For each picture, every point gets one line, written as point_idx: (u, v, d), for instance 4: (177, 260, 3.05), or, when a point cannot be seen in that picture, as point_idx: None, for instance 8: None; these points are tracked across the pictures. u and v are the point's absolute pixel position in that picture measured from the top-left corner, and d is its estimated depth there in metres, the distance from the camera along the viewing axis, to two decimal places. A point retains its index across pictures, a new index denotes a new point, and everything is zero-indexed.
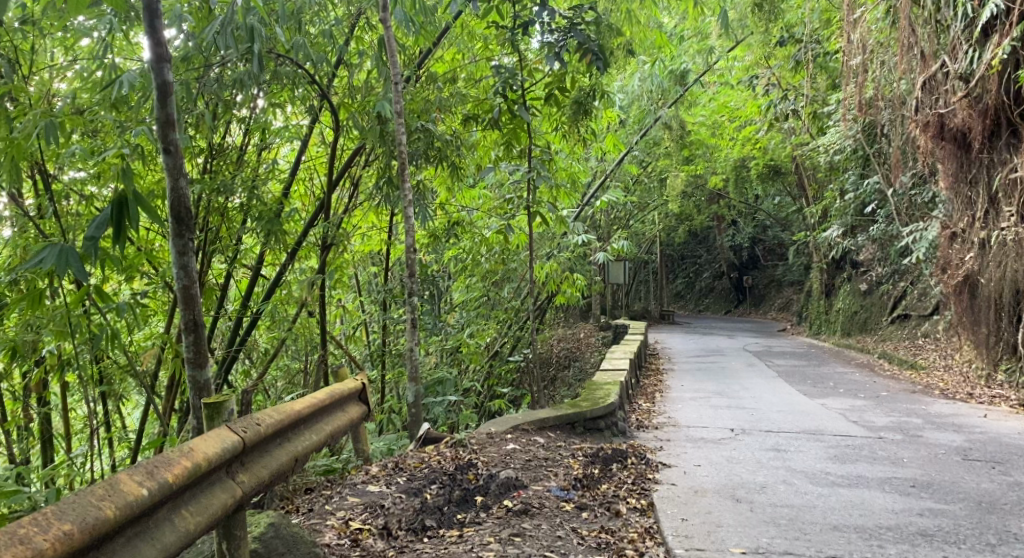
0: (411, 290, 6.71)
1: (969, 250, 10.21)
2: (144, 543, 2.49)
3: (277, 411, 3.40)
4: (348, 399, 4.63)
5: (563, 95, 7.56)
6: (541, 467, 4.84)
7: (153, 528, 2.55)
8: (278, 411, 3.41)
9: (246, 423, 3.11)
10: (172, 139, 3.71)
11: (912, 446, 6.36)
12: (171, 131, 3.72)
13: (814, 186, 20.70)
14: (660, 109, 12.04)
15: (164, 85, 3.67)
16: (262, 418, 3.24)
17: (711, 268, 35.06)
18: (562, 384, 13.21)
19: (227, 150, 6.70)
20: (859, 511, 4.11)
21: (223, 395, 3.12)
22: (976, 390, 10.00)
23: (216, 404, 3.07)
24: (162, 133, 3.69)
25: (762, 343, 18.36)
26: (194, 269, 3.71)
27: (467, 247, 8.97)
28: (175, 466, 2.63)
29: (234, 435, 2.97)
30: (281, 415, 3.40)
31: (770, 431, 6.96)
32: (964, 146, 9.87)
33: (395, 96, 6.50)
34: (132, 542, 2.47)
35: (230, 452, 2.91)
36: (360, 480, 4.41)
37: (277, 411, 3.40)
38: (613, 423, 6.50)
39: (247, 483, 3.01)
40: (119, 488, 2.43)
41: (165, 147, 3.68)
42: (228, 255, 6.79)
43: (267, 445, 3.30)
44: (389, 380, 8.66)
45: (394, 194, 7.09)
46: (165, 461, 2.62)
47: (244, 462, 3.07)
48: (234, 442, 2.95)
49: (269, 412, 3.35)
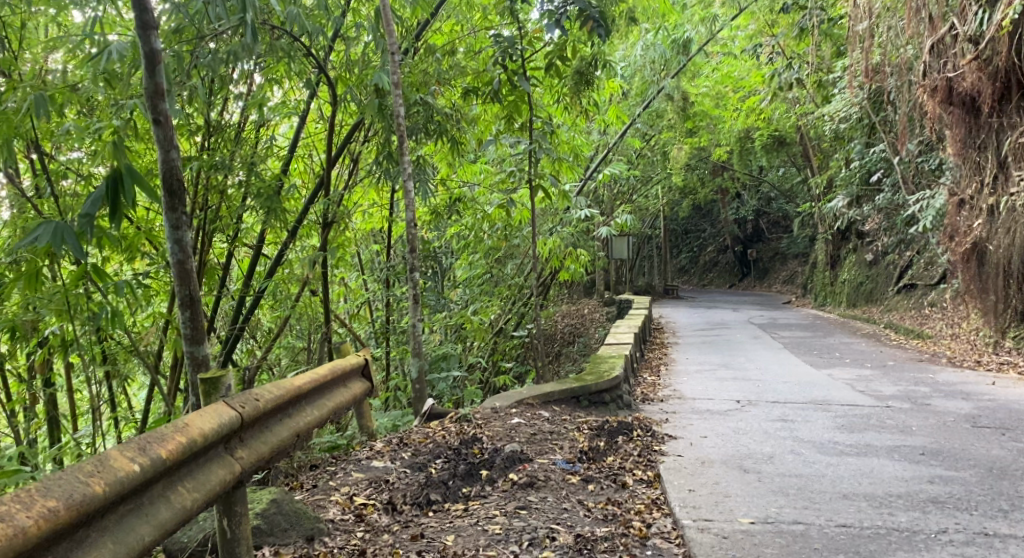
0: (412, 266, 6.67)
1: (977, 216, 10.11)
2: (138, 520, 2.46)
3: (278, 386, 3.35)
4: (351, 374, 4.58)
5: (564, 64, 7.46)
6: (546, 440, 4.80)
7: (147, 506, 2.51)
8: (278, 386, 3.36)
9: (245, 398, 3.06)
10: (162, 109, 3.62)
11: (920, 415, 6.31)
12: (160, 101, 3.62)
13: (819, 157, 20.52)
14: (663, 80, 11.88)
15: (152, 54, 3.59)
16: (261, 394, 3.19)
17: (715, 242, 34.92)
18: (567, 359, 13.18)
19: (225, 128, 6.59)
20: (870, 480, 4.06)
21: (220, 370, 3.07)
22: (983, 358, 9.97)
23: (213, 380, 3.02)
24: (151, 103, 3.60)
25: (767, 316, 18.29)
26: (189, 244, 3.63)
27: (469, 224, 8.91)
28: (168, 442, 2.57)
29: (231, 410, 2.92)
30: (283, 392, 3.36)
31: (776, 402, 6.91)
32: (973, 111, 9.71)
33: (393, 66, 6.40)
34: (124, 519, 2.43)
35: (227, 427, 2.86)
36: (364, 456, 4.38)
37: (278, 387, 3.35)
38: (619, 396, 6.46)
39: (246, 459, 2.96)
40: (110, 464, 2.39)
41: (155, 118, 3.60)
42: (229, 234, 6.71)
43: (267, 421, 3.25)
44: (393, 357, 8.62)
45: (394, 168, 7.00)
46: (158, 437, 2.57)
47: (244, 438, 3.02)
48: (232, 417, 2.90)
49: (270, 388, 3.30)
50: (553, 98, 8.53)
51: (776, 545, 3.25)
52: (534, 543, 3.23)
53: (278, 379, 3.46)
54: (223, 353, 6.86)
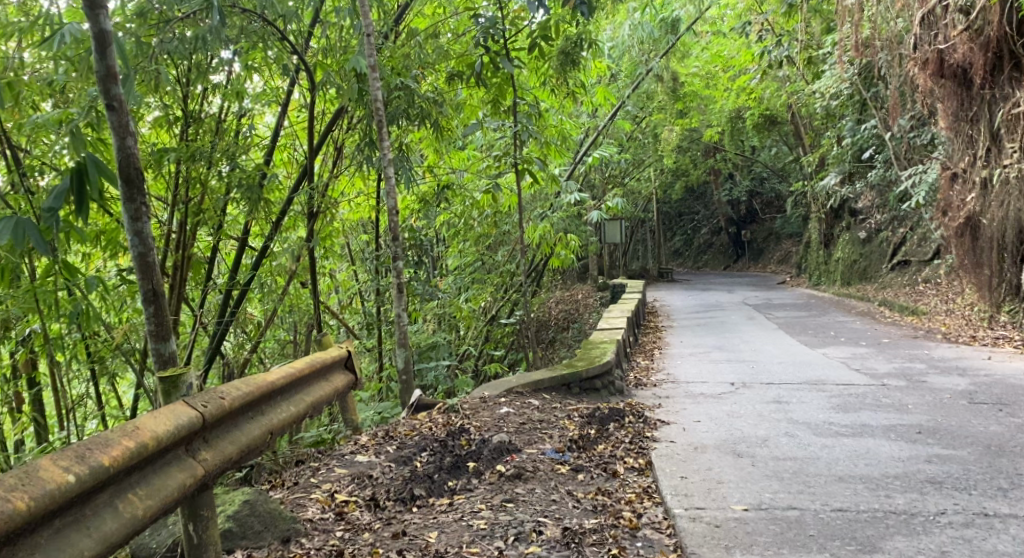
0: (397, 255, 6.52)
1: (971, 190, 10.02)
2: (78, 533, 2.33)
3: (247, 383, 3.24)
4: (333, 367, 4.46)
5: (548, 44, 7.30)
6: (535, 430, 4.69)
7: (90, 517, 2.38)
8: (248, 382, 3.24)
9: (208, 396, 2.94)
10: (115, 94, 3.47)
11: (916, 392, 6.22)
12: (113, 85, 3.48)
13: (811, 135, 20.38)
14: (652, 60, 11.71)
15: (102, 34, 3.46)
16: (228, 392, 3.07)
17: (709, 224, 34.80)
18: (562, 345, 13.08)
19: (203, 118, 6.43)
20: (865, 461, 3.96)
21: (183, 367, 2.95)
22: (978, 332, 9.88)
23: (173, 378, 2.87)
24: (104, 88, 3.45)
25: (761, 296, 18.22)
26: (150, 236, 3.50)
27: (459, 211, 8.75)
28: (113, 448, 2.44)
29: (191, 411, 2.80)
30: (253, 388, 3.24)
31: (771, 384, 6.81)
32: (966, 83, 9.60)
33: (369, 49, 6.23)
34: (62, 532, 2.30)
35: (186, 429, 2.74)
36: (348, 451, 4.28)
37: (247, 384, 3.23)
38: (611, 382, 6.34)
39: (209, 461, 2.84)
40: (40, 476, 2.24)
41: (108, 103, 3.46)
42: (213, 227, 6.52)
43: (236, 419, 3.14)
44: (384, 348, 8.50)
45: (376, 155, 6.86)
46: (102, 443, 2.43)
47: (207, 438, 2.91)
48: (191, 417, 2.77)
49: (239, 384, 3.19)
50: (539, 81, 8.38)
51: (770, 533, 3.14)
52: (520, 537, 3.12)
53: (250, 375, 3.34)
54: (210, 348, 6.71)
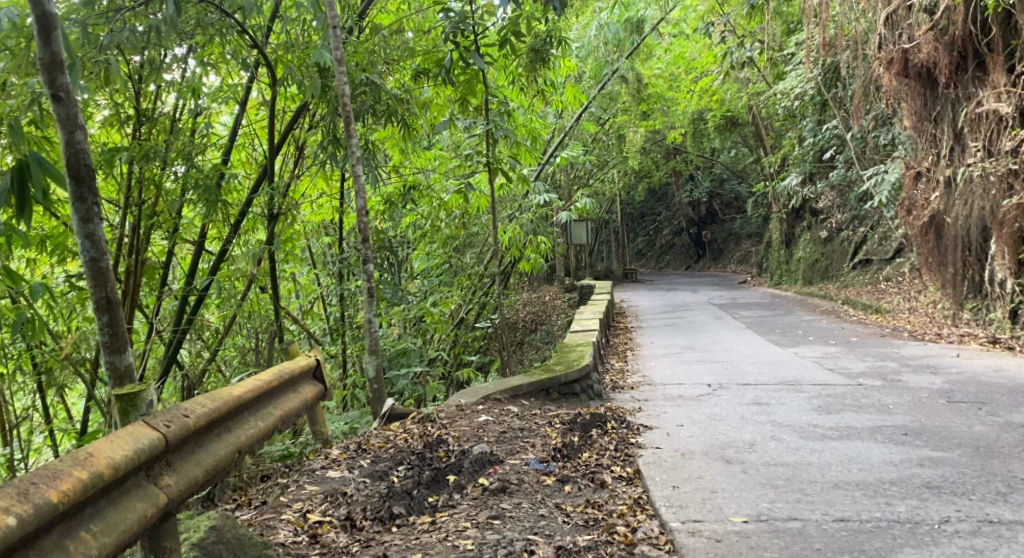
0: (365, 257, 6.28)
1: (935, 189, 10.07)
2: None
3: (213, 398, 3.00)
4: (301, 378, 4.22)
5: (519, 40, 7.17)
6: (516, 438, 4.51)
7: None
8: (214, 397, 3.00)
9: (170, 415, 2.70)
10: (61, 84, 3.21)
11: (894, 392, 6.16)
12: (59, 74, 3.21)
13: (771, 137, 20.53)
14: (618, 60, 11.63)
15: (45, 18, 3.18)
16: (193, 408, 2.84)
17: (670, 225, 35.00)
18: (530, 347, 12.91)
19: (157, 118, 6.18)
20: (858, 466, 3.84)
21: (141, 384, 2.74)
22: (943, 330, 9.92)
23: (129, 397, 2.70)
24: (48, 76, 3.18)
25: (726, 296, 18.26)
26: (103, 239, 3.26)
27: (425, 213, 8.54)
28: (61, 481, 2.19)
29: (151, 432, 2.56)
30: (220, 404, 3.01)
31: (748, 384, 6.71)
32: (929, 83, 9.67)
33: (334, 42, 6.00)
34: None
35: (146, 453, 2.51)
36: (320, 466, 4.05)
37: (213, 399, 3.00)
38: (589, 386, 6.18)
39: (173, 487, 2.61)
40: None
41: (54, 93, 3.19)
42: (168, 230, 6.25)
43: (201, 439, 2.90)
44: (351, 353, 8.23)
45: (340, 153, 6.62)
46: (48, 476, 2.18)
47: (170, 461, 2.68)
48: (152, 440, 2.54)
49: (204, 399, 2.96)
50: (508, 79, 8.25)
51: (775, 547, 3.00)
52: None
53: (216, 389, 3.11)
54: (167, 356, 6.41)
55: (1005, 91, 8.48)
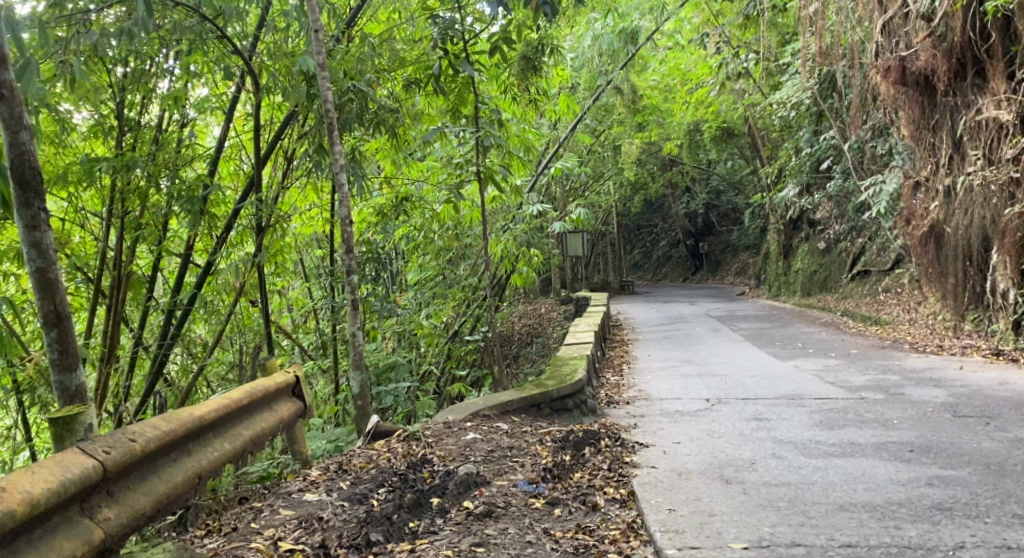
0: (351, 269, 6.07)
1: (934, 198, 9.92)
2: None
3: (169, 419, 2.90)
4: (279, 395, 4.04)
5: (510, 48, 6.97)
6: (504, 458, 4.32)
7: None
8: (168, 420, 2.89)
9: (111, 441, 2.60)
10: (5, 82, 3.20)
11: (898, 406, 5.95)
12: (2, 70, 3.19)
13: (768, 148, 20.40)
14: (612, 70, 11.49)
15: None
16: (140, 432, 2.73)
17: (668, 236, 34.86)
18: (525, 361, 12.71)
19: (143, 127, 6.06)
20: (864, 485, 3.64)
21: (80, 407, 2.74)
22: (944, 342, 9.72)
23: (67, 420, 2.68)
24: None
25: (724, 307, 18.08)
26: (50, 249, 3.24)
27: (418, 224, 8.37)
28: None
29: (84, 462, 2.46)
30: (176, 426, 2.90)
31: (747, 399, 6.51)
32: (928, 91, 9.52)
33: (317, 46, 5.81)
34: None
35: (76, 484, 2.41)
36: (297, 488, 3.87)
37: (169, 420, 2.89)
38: (583, 401, 5.98)
39: (111, 521, 2.52)
40: None
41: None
42: (154, 243, 6.04)
43: (152, 465, 2.80)
44: (340, 368, 8.03)
45: (326, 162, 6.42)
46: None
47: (111, 491, 2.59)
48: (83, 471, 2.43)
49: (157, 421, 2.85)
50: (500, 89, 8.12)
51: None
52: None
53: (175, 409, 3.00)
54: (151, 373, 6.20)
55: (1005, 98, 8.31)
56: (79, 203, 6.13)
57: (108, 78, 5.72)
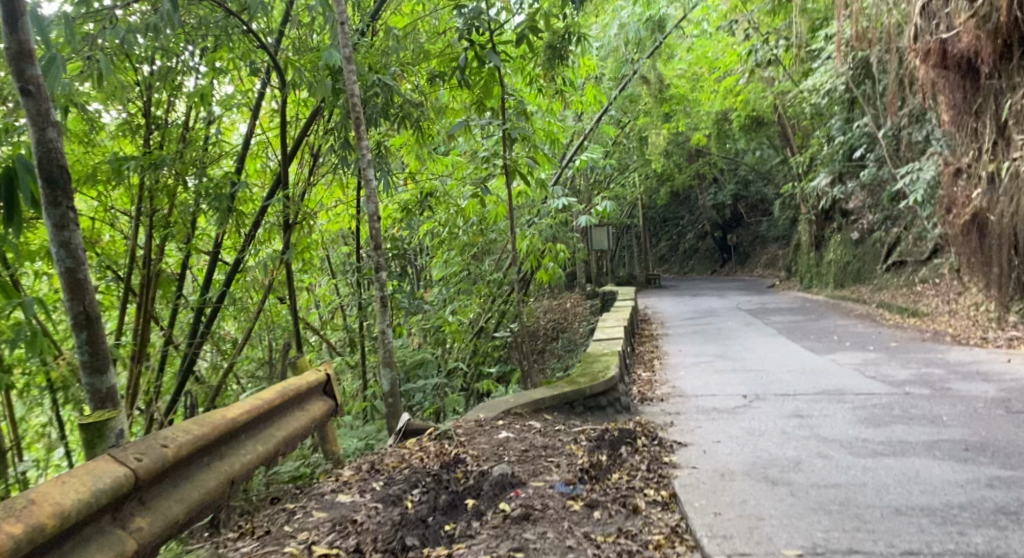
0: (380, 266, 5.98)
1: (976, 185, 9.64)
2: None
3: (202, 422, 2.87)
4: (310, 394, 3.95)
5: (537, 37, 6.81)
6: (539, 458, 4.20)
7: None
8: (200, 423, 2.86)
9: (142, 448, 2.58)
10: (29, 76, 3.19)
11: (947, 401, 5.74)
12: (27, 66, 3.19)
13: (799, 136, 20.04)
14: (639, 59, 11.29)
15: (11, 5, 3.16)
16: (171, 438, 2.71)
17: (695, 229, 34.51)
18: (553, 355, 12.59)
19: (170, 126, 5.99)
20: (920, 487, 3.46)
21: (109, 413, 2.78)
22: (989, 333, 9.44)
23: (96, 428, 2.72)
24: (16, 68, 3.16)
25: (755, 300, 17.78)
26: (79, 249, 3.25)
27: (443, 220, 8.26)
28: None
29: (114, 471, 2.43)
30: (209, 429, 2.87)
31: (786, 395, 6.33)
32: (970, 75, 9.22)
33: (343, 39, 5.71)
34: None
35: (107, 494, 2.38)
36: (328, 490, 3.79)
37: (202, 423, 2.86)
38: (617, 399, 5.84)
39: (143, 530, 2.48)
40: None
41: (23, 86, 3.17)
42: (183, 241, 6.00)
43: (184, 472, 2.77)
44: (369, 365, 7.96)
45: (352, 158, 6.33)
46: None
47: (142, 500, 2.56)
48: (113, 480, 2.41)
49: (191, 424, 2.82)
50: (525, 81, 7.98)
51: None
52: None
53: (210, 410, 2.97)
54: (182, 370, 6.16)
55: None
56: (109, 202, 6.10)
57: (136, 76, 5.66)
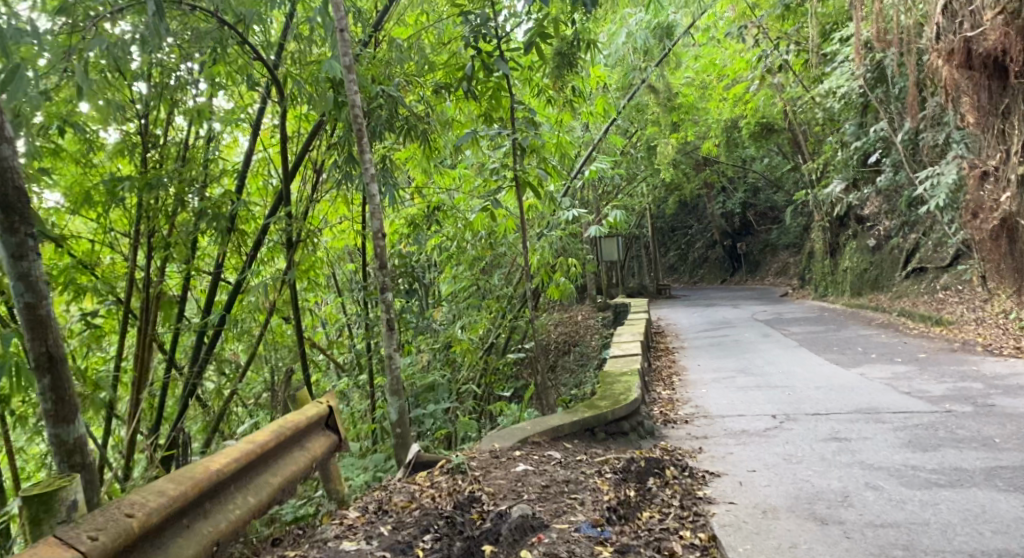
0: (385, 287, 5.65)
1: (1004, 189, 9.27)
2: None
3: (177, 481, 2.76)
4: (310, 430, 3.66)
5: (546, 44, 6.46)
6: (561, 494, 3.85)
7: None
8: (173, 484, 2.74)
9: (102, 522, 2.47)
10: None
11: (993, 420, 5.39)
12: None
13: (810, 142, 19.67)
14: (647, 67, 10.99)
15: None
16: (137, 506, 2.59)
17: (704, 238, 34.07)
18: (566, 370, 12.18)
19: (168, 144, 5.71)
20: (990, 527, 3.20)
21: (63, 482, 2.57)
22: (1021, 342, 9.07)
23: (46, 497, 2.50)
24: None
25: (770, 311, 17.38)
26: (39, 283, 3.32)
27: (451, 234, 7.95)
28: None
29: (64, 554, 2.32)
30: (186, 488, 2.76)
31: (818, 415, 5.95)
32: (997, 74, 8.87)
33: (343, 48, 5.39)
34: None
35: None
36: (332, 535, 3.47)
37: (178, 483, 2.76)
38: (640, 423, 5.49)
39: None
40: None
41: None
42: (183, 261, 5.70)
43: (157, 541, 2.66)
44: (377, 388, 7.61)
45: (355, 174, 6.00)
46: None
47: None
48: None
49: (163, 486, 2.71)
50: (534, 92, 7.68)
51: None
52: None
53: (188, 466, 2.87)
54: (183, 398, 5.84)
55: None
56: (108, 224, 5.78)
57: (132, 95, 5.41)
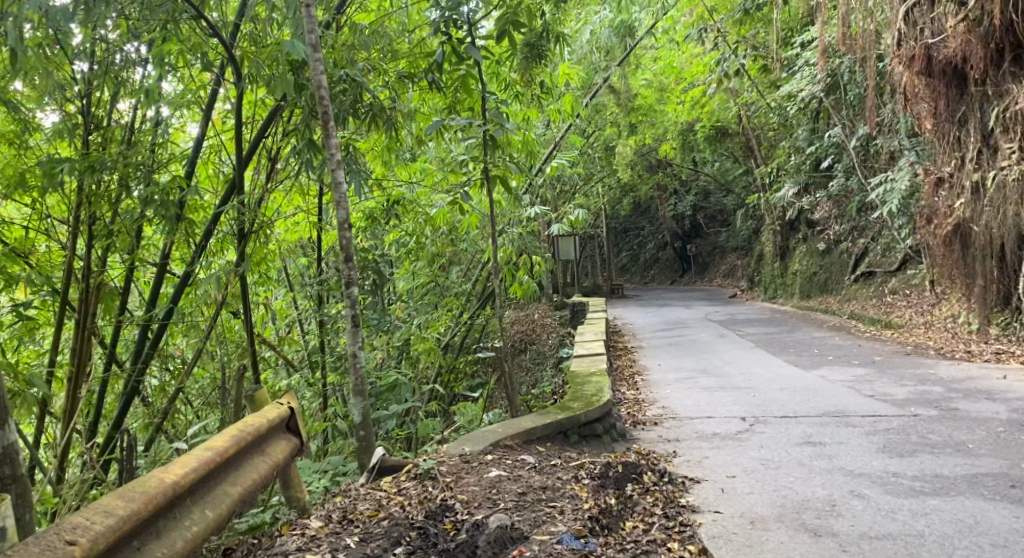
0: (348, 280, 5.38)
1: (958, 195, 9.37)
2: None
3: (128, 498, 2.48)
4: (270, 435, 3.39)
5: (518, 32, 6.24)
6: (539, 501, 3.65)
7: None
8: (123, 501, 2.46)
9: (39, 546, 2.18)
10: None
11: (961, 425, 5.38)
12: None
13: (764, 146, 19.87)
14: (609, 67, 11.01)
15: None
16: (81, 529, 2.30)
17: (654, 239, 34.29)
18: (522, 368, 11.94)
19: (112, 127, 5.30)
20: (988, 540, 3.11)
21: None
22: (972, 346, 9.19)
23: None
24: None
25: (722, 311, 17.48)
26: None
27: (410, 229, 7.70)
28: None
29: None
30: (138, 506, 2.49)
31: (787, 418, 5.88)
32: (956, 82, 8.98)
33: (309, 25, 5.10)
34: None
35: None
36: (297, 548, 3.21)
37: (129, 499, 2.48)
38: (612, 425, 5.33)
39: None
40: None
41: None
42: (128, 250, 5.31)
43: None
44: (331, 386, 7.29)
45: (315, 161, 5.68)
46: None
47: None
48: None
49: (112, 504, 2.43)
50: (500, 86, 7.47)
51: None
52: None
53: (140, 479, 2.59)
54: (125, 395, 5.45)
55: None
56: (45, 210, 5.36)
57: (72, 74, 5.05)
